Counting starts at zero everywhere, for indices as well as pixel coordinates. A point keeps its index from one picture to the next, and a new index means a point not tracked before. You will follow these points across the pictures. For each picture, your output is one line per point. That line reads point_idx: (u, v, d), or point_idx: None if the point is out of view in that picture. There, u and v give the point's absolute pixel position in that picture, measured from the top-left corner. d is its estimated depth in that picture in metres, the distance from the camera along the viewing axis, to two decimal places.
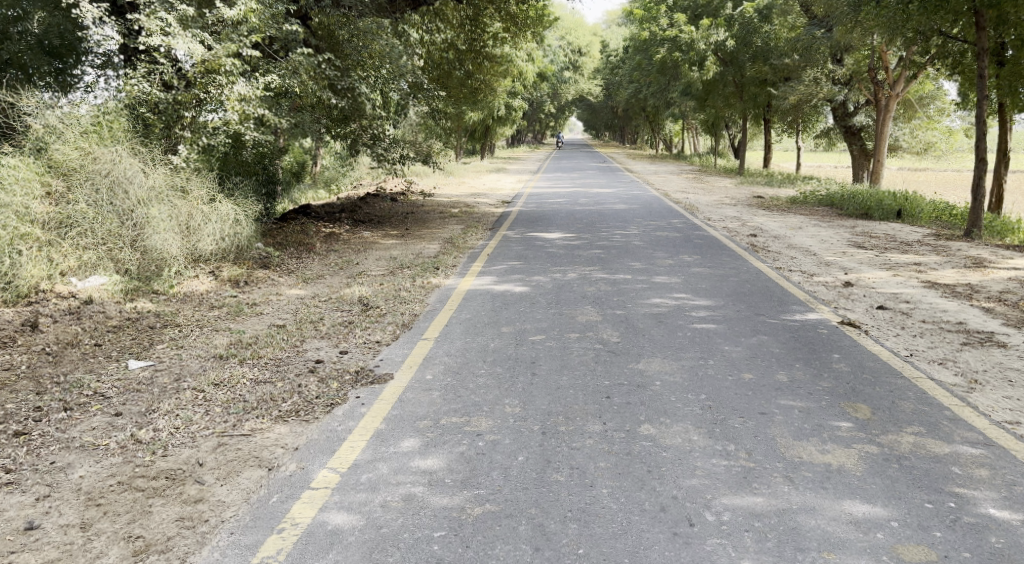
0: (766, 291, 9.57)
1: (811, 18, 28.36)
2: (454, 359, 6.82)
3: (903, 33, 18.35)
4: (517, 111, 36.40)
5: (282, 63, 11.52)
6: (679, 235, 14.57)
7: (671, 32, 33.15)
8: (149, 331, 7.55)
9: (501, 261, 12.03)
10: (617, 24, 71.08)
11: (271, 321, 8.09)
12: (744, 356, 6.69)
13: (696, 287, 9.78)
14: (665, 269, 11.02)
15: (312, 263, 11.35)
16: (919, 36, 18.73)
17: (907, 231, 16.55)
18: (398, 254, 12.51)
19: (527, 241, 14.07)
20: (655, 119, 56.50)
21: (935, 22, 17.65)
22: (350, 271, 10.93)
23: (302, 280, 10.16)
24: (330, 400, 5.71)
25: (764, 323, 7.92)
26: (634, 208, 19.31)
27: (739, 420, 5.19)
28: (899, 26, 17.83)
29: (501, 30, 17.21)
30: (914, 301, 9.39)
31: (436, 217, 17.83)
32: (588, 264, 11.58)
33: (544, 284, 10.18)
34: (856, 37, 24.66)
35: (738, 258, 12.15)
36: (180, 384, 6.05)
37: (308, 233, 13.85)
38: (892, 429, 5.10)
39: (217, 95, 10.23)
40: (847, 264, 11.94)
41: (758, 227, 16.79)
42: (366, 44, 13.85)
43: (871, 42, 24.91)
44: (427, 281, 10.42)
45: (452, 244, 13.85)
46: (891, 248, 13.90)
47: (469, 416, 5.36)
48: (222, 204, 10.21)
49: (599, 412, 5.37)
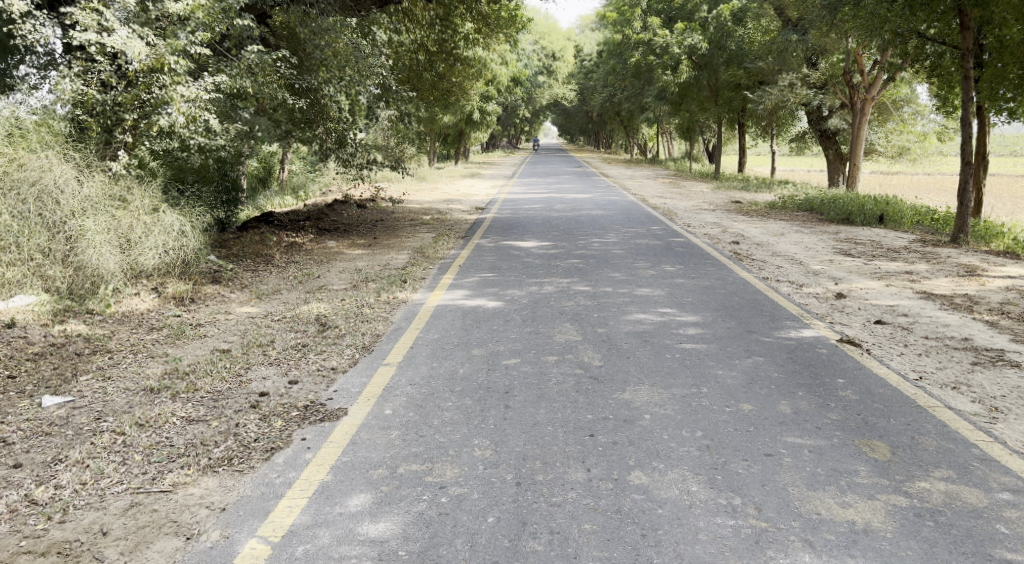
0: (755, 304, 8.90)
1: (785, 21, 27.96)
2: (417, 388, 6.09)
3: (883, 35, 17.87)
4: (491, 117, 35.72)
5: (234, 61, 10.80)
6: (660, 243, 13.90)
7: (645, 36, 32.64)
8: (74, 359, 6.81)
9: (473, 273, 11.31)
10: (590, 29, 70.71)
11: (215, 345, 7.35)
12: (741, 382, 6.02)
13: (681, 300, 9.10)
14: (648, 281, 10.32)
15: (269, 276, 10.59)
16: (898, 38, 18.24)
17: (891, 237, 15.99)
18: (363, 266, 11.75)
19: (501, 250, 13.35)
20: (630, 123, 56.06)
21: (917, 22, 17.18)
22: (309, 286, 10.17)
23: (255, 296, 9.40)
24: (271, 444, 5.00)
25: (758, 342, 7.24)
26: (611, 214, 18.65)
27: (743, 465, 4.55)
28: (880, 28, 17.35)
29: (473, 31, 16.43)
30: (913, 315, 8.74)
31: (406, 225, 17.06)
32: (565, 275, 10.86)
33: (518, 299, 9.45)
34: (831, 40, 24.23)
35: (723, 267, 11.49)
36: (97, 426, 5.31)
37: (268, 244, 13.06)
38: (919, 474, 4.48)
39: (161, 96, 9.53)
40: (836, 274, 11.32)
41: (740, 234, 16.19)
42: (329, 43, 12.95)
43: (846, 45, 24.51)
44: (392, 295, 9.68)
45: (422, 253, 13.11)
46: (880, 255, 13.32)
47: (432, 461, 4.66)
48: (167, 214, 9.40)
49: (582, 455, 4.70)
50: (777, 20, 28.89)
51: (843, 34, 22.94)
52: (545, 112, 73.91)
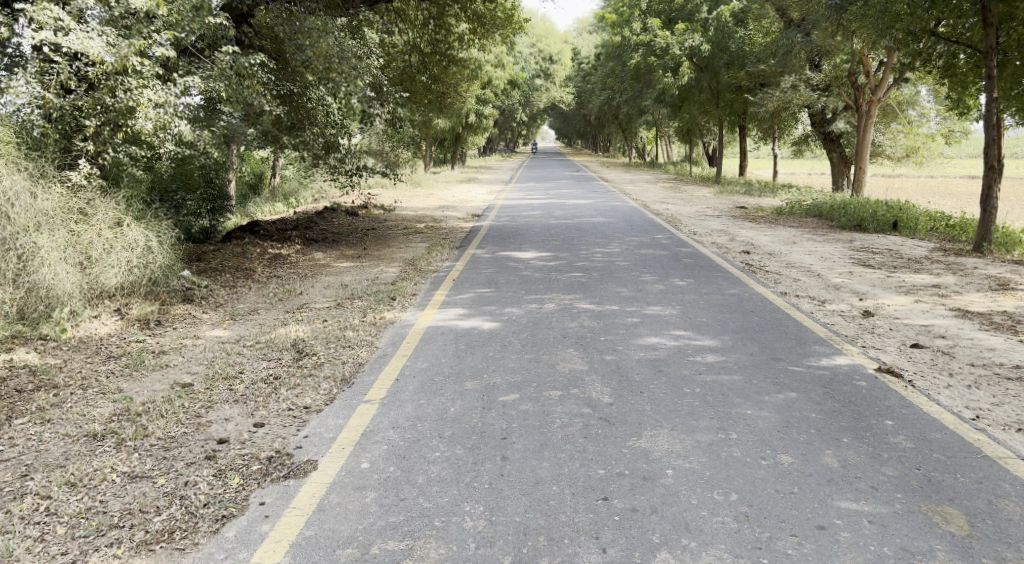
0: (777, 325, 8.11)
1: (788, 23, 27.26)
2: (400, 431, 5.28)
3: (896, 35, 17.14)
4: (488, 120, 34.93)
5: (207, 62, 10.09)
6: (666, 254, 13.10)
7: (645, 38, 31.81)
8: (14, 399, 6.00)
9: (468, 288, 10.52)
10: (587, 31, 70.04)
11: (176, 378, 6.54)
12: (775, 426, 5.22)
13: (696, 321, 8.28)
14: (657, 298, 9.52)
15: (247, 294, 9.81)
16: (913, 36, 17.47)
17: (909, 245, 15.23)
18: (351, 280, 10.98)
19: (499, 262, 12.56)
20: (629, 126, 55.31)
21: (930, 20, 16.46)
22: (290, 304, 9.40)
23: (229, 317, 8.64)
24: (223, 510, 4.35)
25: (788, 373, 6.43)
26: (613, 221, 17.89)
27: (792, 543, 3.99)
28: (891, 27, 16.64)
29: (468, 32, 15.60)
30: (953, 337, 7.95)
31: (399, 234, 16.28)
32: (566, 291, 10.05)
33: (517, 319, 8.64)
34: (836, 41, 23.50)
35: (737, 281, 10.69)
36: (20, 487, 4.58)
37: (248, 256, 12.26)
38: (1010, 556, 3.91)
39: (125, 100, 8.85)
40: (859, 288, 10.55)
41: (750, 242, 15.43)
42: (313, 43, 11.99)
43: (851, 46, 23.76)
44: (380, 315, 8.87)
45: (414, 266, 12.33)
46: (900, 266, 12.56)
47: (417, 539, 4.09)
48: (131, 229, 8.56)
49: (594, 528, 4.12)
50: (779, 22, 28.27)
51: (848, 36, 22.22)
52: (543, 115, 73.36)
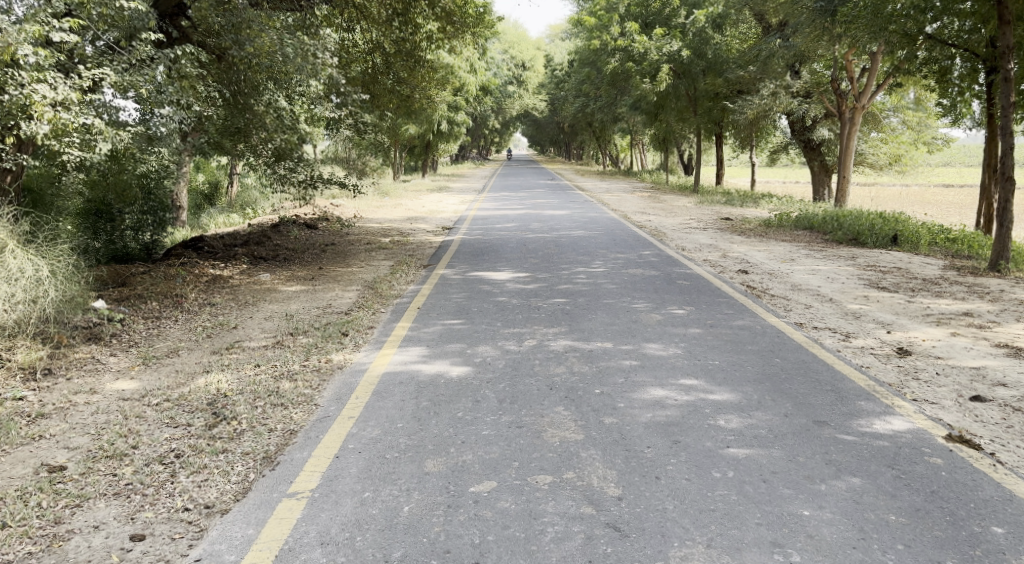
0: (805, 372, 6.69)
1: (766, 28, 26.92)
2: (330, 551, 4.07)
3: (891, 38, 16.02)
4: (460, 128, 33.37)
5: (123, 54, 8.71)
6: (658, 275, 11.72)
7: (623, 42, 30.35)
8: None
9: (436, 318, 9.09)
10: (560, 38, 68.71)
11: (45, 458, 5.05)
12: (849, 538, 4.07)
13: (708, 366, 6.85)
14: (655, 333, 8.11)
15: (170, 330, 8.41)
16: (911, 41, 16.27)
17: (919, 263, 13.91)
18: (298, 309, 9.52)
19: (470, 285, 11.08)
20: (603, 133, 53.89)
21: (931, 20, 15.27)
22: (219, 342, 7.97)
23: (141, 362, 7.25)
24: None
25: (841, 447, 5.05)
26: (595, 236, 16.49)
27: None
28: (886, 30, 15.45)
29: (436, 31, 13.85)
30: (1016, 384, 6.64)
31: (361, 250, 14.76)
32: (549, 324, 8.60)
33: (492, 362, 7.15)
34: (819, 47, 22.32)
35: (744, 310, 9.29)
36: None
37: (181, 279, 10.73)
38: None
39: (16, 98, 7.49)
40: (881, 317, 9.24)
41: (745, 259, 14.12)
42: (252, 37, 10.68)
43: (833, 51, 22.69)
44: (326, 357, 7.38)
45: (374, 290, 10.83)
46: (919, 288, 11.21)
47: None
48: (14, 255, 7.34)
49: None
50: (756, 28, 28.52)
51: (834, 42, 20.98)
52: (514, 122, 71.88)
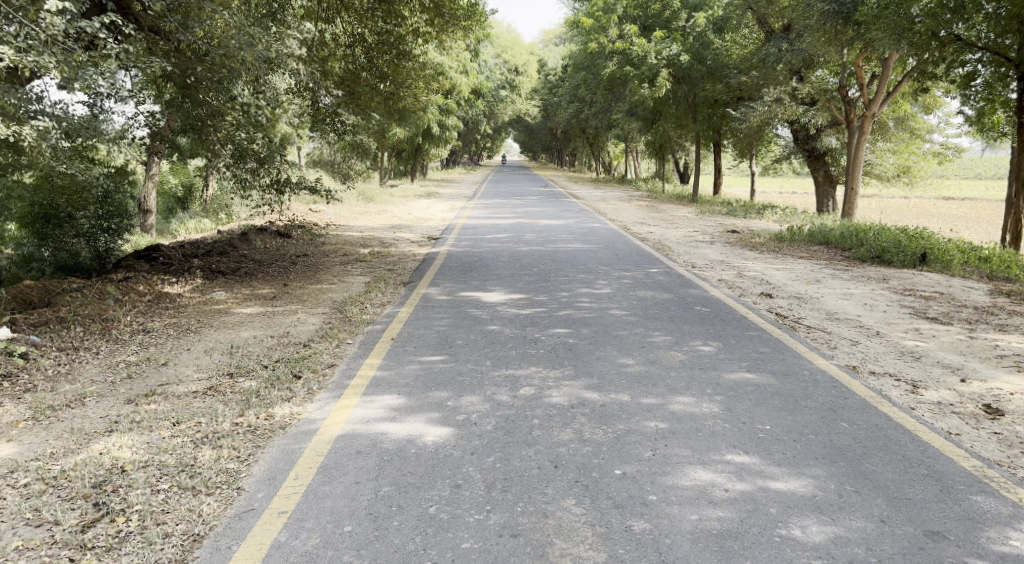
0: (886, 445, 5.13)
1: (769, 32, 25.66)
2: None
3: (913, 41, 14.39)
4: (452, 131, 31.76)
5: (28, 28, 7.34)
6: (671, 299, 10.20)
7: (621, 45, 28.23)
8: None
9: (413, 352, 7.50)
10: (555, 44, 67.02)
11: None
12: None
13: (757, 434, 5.25)
14: (682, 379, 6.54)
15: (87, 369, 6.99)
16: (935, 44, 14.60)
17: (963, 286, 12.30)
18: (250, 340, 7.98)
19: (456, 309, 9.43)
20: (598, 140, 52.27)
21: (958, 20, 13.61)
22: (138, 387, 6.49)
23: (30, 417, 5.86)
24: None
25: None
26: (593, 250, 14.95)
27: None
28: (908, 33, 14.01)
29: (425, 24, 11.99)
30: None
31: (336, 263, 13.24)
32: (550, 364, 7.01)
33: (478, 422, 5.53)
34: (826, 52, 20.81)
35: (783, 348, 7.72)
36: None
37: (116, 299, 9.11)
38: None
39: None
40: (948, 357, 7.68)
41: (765, 279, 12.56)
42: (201, 20, 9.34)
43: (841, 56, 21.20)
44: (267, 412, 5.80)
45: (343, 314, 9.20)
46: (975, 318, 9.65)
47: None
48: None
49: None
50: (758, 32, 27.26)
51: (845, 48, 19.37)
52: (505, 127, 70.16)
